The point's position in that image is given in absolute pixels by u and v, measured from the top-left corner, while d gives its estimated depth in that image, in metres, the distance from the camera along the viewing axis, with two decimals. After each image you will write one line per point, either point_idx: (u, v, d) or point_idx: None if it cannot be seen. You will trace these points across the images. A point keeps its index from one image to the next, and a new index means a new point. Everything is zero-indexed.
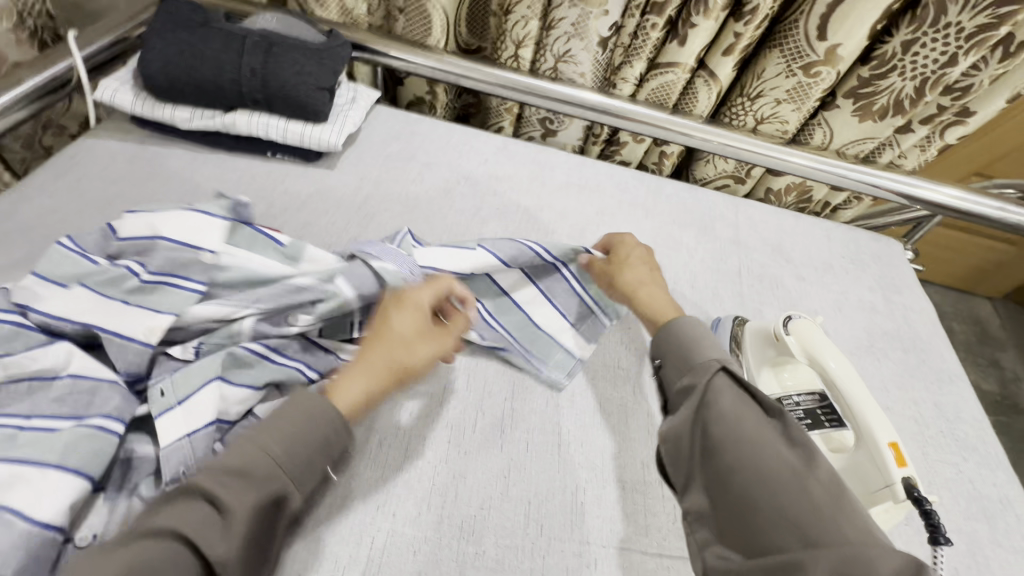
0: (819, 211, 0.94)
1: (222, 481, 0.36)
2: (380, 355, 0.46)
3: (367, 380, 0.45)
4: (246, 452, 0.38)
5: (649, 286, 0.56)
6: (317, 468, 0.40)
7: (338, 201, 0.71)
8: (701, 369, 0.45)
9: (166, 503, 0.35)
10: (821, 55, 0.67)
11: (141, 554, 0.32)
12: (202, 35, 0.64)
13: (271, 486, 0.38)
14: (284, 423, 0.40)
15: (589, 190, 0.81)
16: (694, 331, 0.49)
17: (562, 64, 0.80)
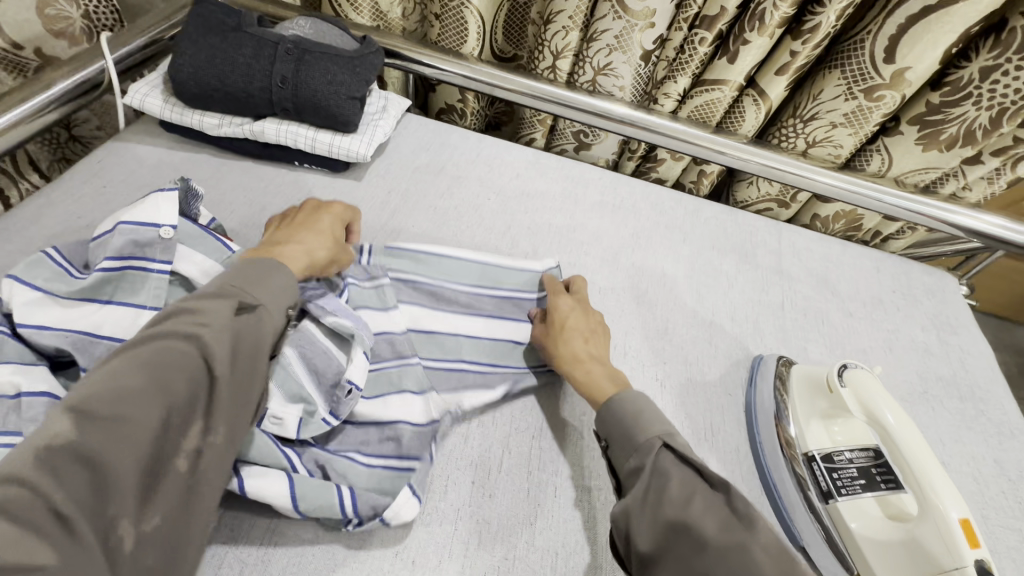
0: (868, 240, 0.89)
1: (201, 305, 0.36)
2: (311, 236, 0.54)
3: (311, 248, 0.52)
4: (217, 283, 0.39)
5: (590, 338, 0.55)
6: (280, 295, 0.41)
7: (365, 214, 0.68)
8: (645, 448, 0.43)
9: (156, 330, 0.34)
10: (886, 78, 0.62)
11: (135, 365, 0.32)
12: (232, 40, 0.62)
13: (242, 296, 0.38)
14: (247, 274, 0.41)
15: (624, 210, 0.77)
16: (634, 404, 0.47)
17: (601, 77, 0.77)
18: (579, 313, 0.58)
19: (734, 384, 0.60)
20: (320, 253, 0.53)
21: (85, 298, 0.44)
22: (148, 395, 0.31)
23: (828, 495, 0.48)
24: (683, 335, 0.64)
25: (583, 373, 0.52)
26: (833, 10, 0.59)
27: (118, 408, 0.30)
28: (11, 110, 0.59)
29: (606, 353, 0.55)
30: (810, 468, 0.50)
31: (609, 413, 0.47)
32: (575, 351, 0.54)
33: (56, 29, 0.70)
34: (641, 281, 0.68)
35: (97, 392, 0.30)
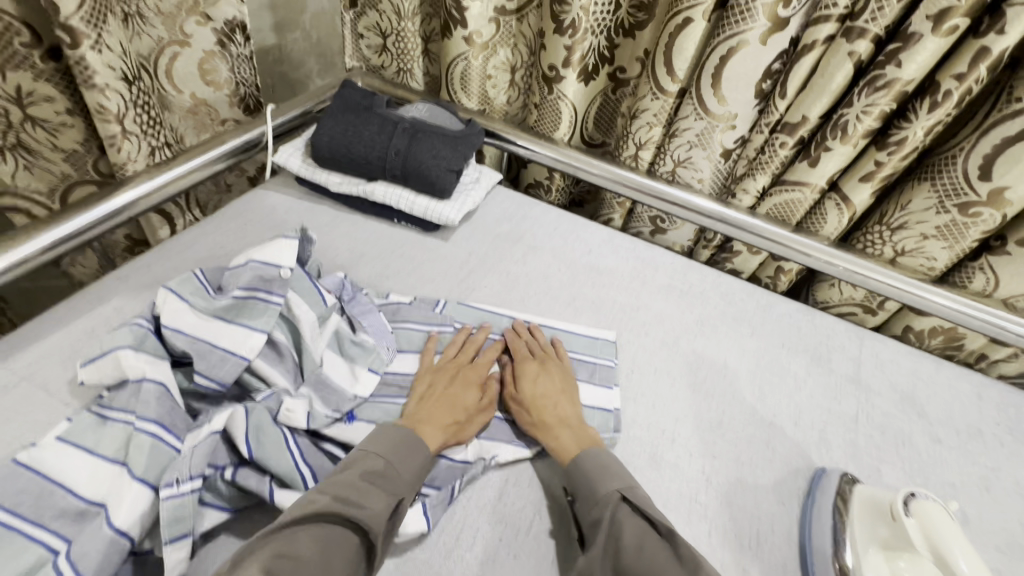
0: (972, 362, 0.80)
1: (364, 488, 0.44)
2: (451, 409, 0.56)
3: (435, 420, 0.54)
4: (377, 458, 0.47)
5: (559, 400, 0.58)
6: (417, 481, 0.49)
7: (446, 271, 0.76)
8: (604, 502, 0.47)
9: (342, 490, 0.43)
10: (983, 195, 0.60)
11: (311, 535, 0.39)
12: (365, 119, 0.76)
13: (397, 485, 0.46)
14: (404, 459, 0.48)
15: (691, 297, 0.78)
16: (598, 459, 0.51)
17: (681, 169, 0.81)
18: (542, 377, 0.60)
19: (789, 494, 0.56)
20: (449, 423, 0.54)
21: (215, 315, 0.53)
22: (324, 570, 0.38)
23: None
24: (738, 431, 0.61)
25: (550, 437, 0.55)
26: (919, 125, 0.59)
27: (308, 569, 0.37)
28: (191, 161, 0.76)
29: (577, 414, 0.58)
30: None
31: (578, 471, 0.51)
32: (547, 417, 0.57)
33: (207, 77, 0.83)
34: (699, 369, 0.68)
35: (294, 552, 0.37)
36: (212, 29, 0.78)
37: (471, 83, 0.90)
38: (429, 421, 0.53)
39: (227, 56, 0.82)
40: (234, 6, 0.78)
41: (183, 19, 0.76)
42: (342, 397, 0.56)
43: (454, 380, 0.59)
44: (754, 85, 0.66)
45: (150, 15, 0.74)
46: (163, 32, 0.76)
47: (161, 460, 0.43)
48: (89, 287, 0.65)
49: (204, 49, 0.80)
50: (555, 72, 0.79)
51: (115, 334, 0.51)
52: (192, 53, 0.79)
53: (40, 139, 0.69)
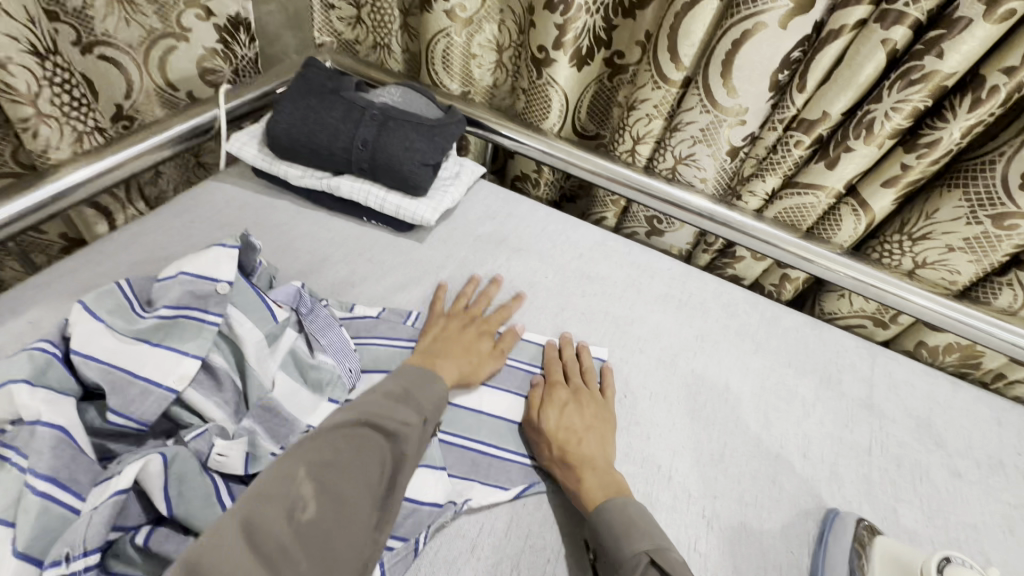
0: (987, 381, 0.74)
1: (389, 403, 0.43)
2: (458, 351, 0.56)
3: (444, 360, 0.54)
4: (395, 386, 0.46)
5: (588, 438, 0.51)
6: (439, 404, 0.47)
7: (419, 277, 0.68)
8: (631, 566, 0.40)
9: (365, 406, 0.41)
10: (1023, 206, 0.53)
11: (344, 438, 0.38)
12: (329, 103, 0.67)
13: (421, 407, 0.45)
14: (410, 378, 0.47)
15: (691, 308, 0.71)
16: (629, 513, 0.44)
17: (682, 166, 0.73)
18: (575, 411, 0.53)
19: (798, 540, 0.50)
20: (464, 360, 0.56)
21: (138, 338, 0.45)
22: (362, 476, 0.36)
23: None
24: (741, 465, 0.55)
25: (573, 479, 0.48)
26: (957, 126, 0.52)
27: (343, 473, 0.36)
28: (127, 150, 0.67)
29: (606, 454, 0.51)
30: None
31: (601, 524, 0.44)
32: (572, 456, 0.50)
33: (208, 77, 0.79)
34: (699, 392, 0.61)
35: (322, 465, 0.35)
36: (213, 25, 0.74)
37: (452, 64, 0.82)
38: (443, 359, 0.54)
39: (229, 57, 0.79)
40: (239, 2, 0.75)
41: (182, 11, 0.70)
42: (292, 428, 0.48)
43: (468, 326, 0.60)
44: (769, 75, 0.59)
45: (144, 2, 0.67)
46: (158, 24, 0.69)
47: (52, 526, 0.35)
48: (0, 296, 0.56)
49: (205, 46, 0.75)
50: (546, 54, 0.71)
51: (13, 359, 0.42)
52: (190, 48, 0.74)
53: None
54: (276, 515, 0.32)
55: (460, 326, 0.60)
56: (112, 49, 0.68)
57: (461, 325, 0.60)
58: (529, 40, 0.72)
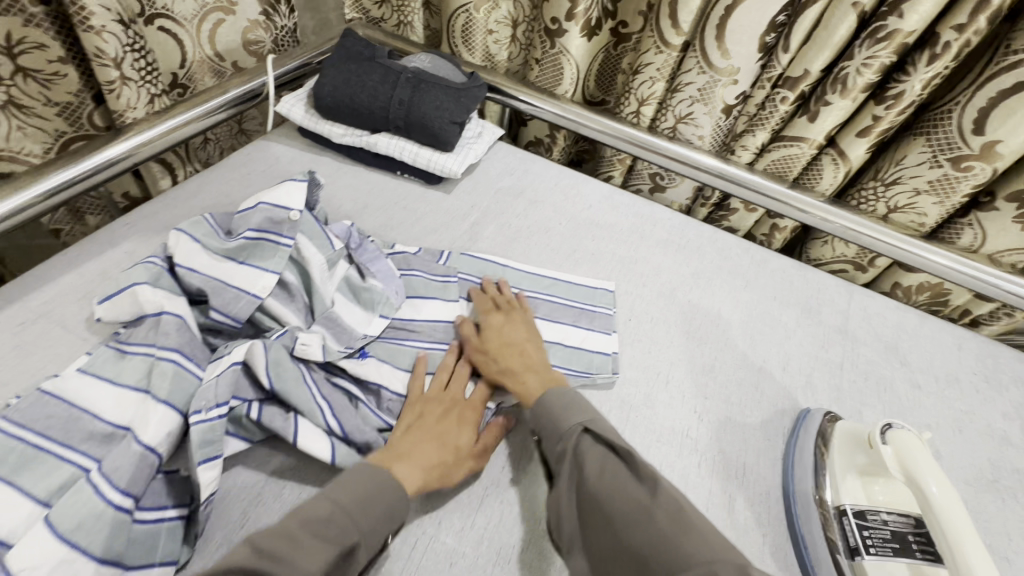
0: (955, 318, 0.83)
1: (311, 530, 0.38)
2: (432, 447, 0.49)
3: (413, 462, 0.47)
4: (328, 501, 0.41)
5: (526, 348, 0.59)
6: (378, 525, 0.42)
7: (448, 222, 0.77)
8: (568, 433, 0.48)
9: (273, 538, 0.36)
10: (976, 149, 0.61)
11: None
12: (368, 68, 0.76)
13: (350, 537, 0.39)
14: (357, 491, 0.42)
15: (688, 251, 0.80)
16: (564, 399, 0.51)
17: (682, 125, 0.82)
18: (515, 329, 0.60)
19: (774, 431, 0.60)
20: (432, 458, 0.48)
21: (227, 256, 0.55)
22: None
23: (854, 552, 0.47)
24: (728, 375, 0.64)
25: (515, 380, 0.55)
26: (918, 79, 0.60)
27: None
28: (187, 111, 0.76)
29: (544, 360, 0.58)
30: (840, 524, 0.49)
31: (541, 410, 0.51)
32: (512, 361, 0.57)
33: (250, 46, 0.89)
34: (693, 318, 0.70)
35: None
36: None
37: (472, 38, 0.90)
38: (407, 458, 0.47)
39: (269, 27, 0.90)
40: None
41: None
42: (351, 336, 0.57)
43: (447, 414, 0.52)
44: (757, 38, 0.67)
45: None
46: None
47: (185, 388, 0.45)
48: (98, 232, 0.66)
49: (248, 18, 0.85)
50: (558, 24, 0.79)
51: (131, 271, 0.52)
52: (236, 21, 0.83)
53: (35, 94, 0.67)
54: None
55: (437, 412, 0.52)
56: (170, 22, 0.75)
57: (436, 411, 0.52)
58: (543, 12, 0.80)
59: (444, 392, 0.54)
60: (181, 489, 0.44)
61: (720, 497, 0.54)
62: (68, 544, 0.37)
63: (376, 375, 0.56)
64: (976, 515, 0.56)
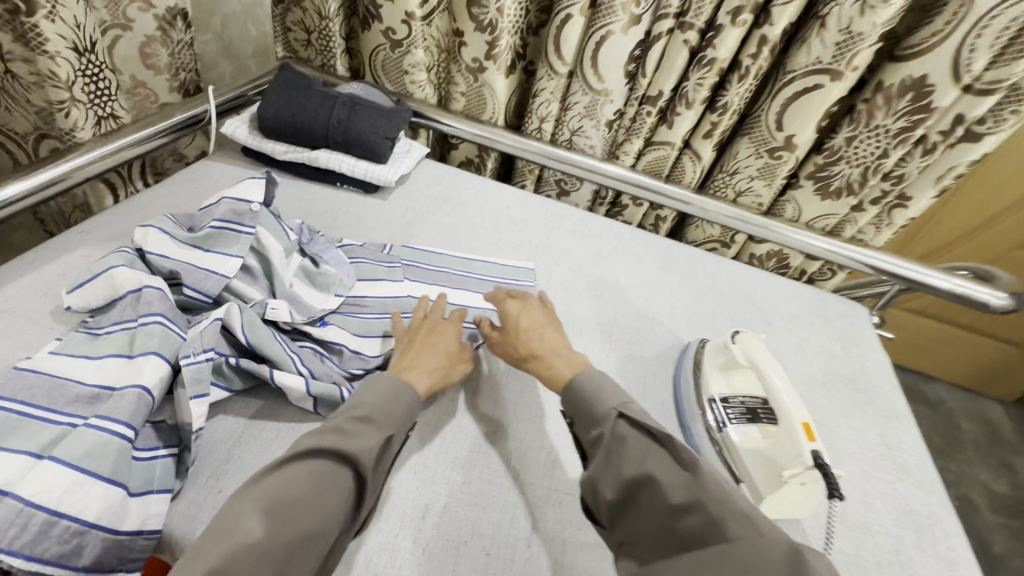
0: (798, 277, 1.06)
1: (356, 425, 0.49)
2: (430, 357, 0.61)
3: (422, 369, 0.59)
4: (364, 405, 0.51)
5: (546, 334, 0.66)
6: (399, 419, 0.52)
7: (387, 222, 0.89)
8: (604, 418, 0.51)
9: (325, 432, 0.47)
10: (781, 141, 0.84)
11: (308, 468, 0.44)
12: (307, 94, 0.87)
13: (382, 428, 0.50)
14: (373, 396, 0.52)
15: (591, 237, 0.97)
16: (593, 383, 0.55)
17: (576, 137, 1.00)
18: (530, 314, 0.68)
19: (665, 360, 0.76)
20: (433, 367, 0.60)
21: (193, 244, 0.62)
22: (310, 501, 0.43)
23: (720, 426, 0.62)
24: (628, 324, 0.80)
25: (545, 367, 0.61)
26: (735, 93, 0.83)
27: (292, 520, 0.41)
28: (130, 135, 0.81)
29: (559, 343, 0.65)
30: (711, 408, 0.64)
31: (575, 396, 0.55)
32: (536, 347, 0.64)
33: (148, 62, 0.86)
34: (598, 285, 0.86)
35: (274, 497, 0.41)
36: (154, 16, 0.82)
37: (391, 69, 1.04)
38: (416, 369, 0.59)
39: (167, 42, 0.86)
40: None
41: (127, 5, 0.78)
42: (311, 308, 0.66)
43: (431, 333, 0.64)
44: (622, 66, 0.87)
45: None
46: (104, 14, 0.77)
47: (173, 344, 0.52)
48: (48, 240, 0.69)
49: (147, 34, 0.83)
50: (479, 63, 0.96)
51: (105, 260, 0.58)
52: (135, 37, 0.82)
53: None
54: (226, 541, 0.38)
55: (423, 335, 0.64)
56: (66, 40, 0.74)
57: (421, 335, 0.64)
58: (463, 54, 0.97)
59: (421, 322, 0.66)
60: (171, 432, 0.51)
61: None
62: (77, 469, 0.43)
63: (337, 339, 0.65)
64: (811, 404, 0.75)
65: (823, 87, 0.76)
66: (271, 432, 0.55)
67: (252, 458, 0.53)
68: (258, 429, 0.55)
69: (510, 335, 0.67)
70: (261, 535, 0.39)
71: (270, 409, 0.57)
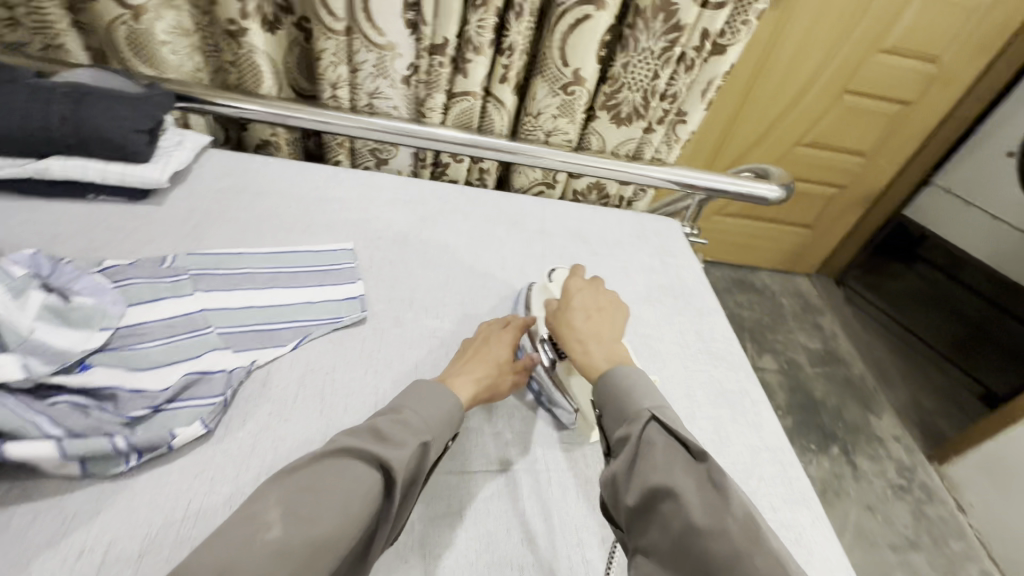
0: (620, 203, 1.13)
1: (376, 436, 0.49)
2: (477, 367, 0.62)
3: (463, 380, 0.60)
4: (414, 410, 0.53)
5: (594, 315, 0.65)
6: (444, 423, 0.54)
7: (167, 230, 0.76)
8: (635, 421, 0.51)
9: (352, 436, 0.49)
10: (570, 76, 0.86)
11: (336, 468, 0.46)
12: (8, 89, 0.69)
13: (421, 435, 0.51)
14: (427, 402, 0.54)
15: (414, 202, 0.93)
16: (621, 382, 0.55)
17: (375, 100, 0.93)
18: (577, 296, 0.67)
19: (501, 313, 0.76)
20: (483, 378, 0.62)
21: None
22: (338, 500, 0.43)
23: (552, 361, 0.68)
24: (460, 285, 0.79)
25: (581, 351, 0.61)
26: (517, 32, 0.83)
27: (314, 518, 0.42)
28: None
29: (607, 323, 0.64)
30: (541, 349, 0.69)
31: (609, 388, 0.55)
32: (574, 325, 0.64)
33: None
34: (427, 251, 0.83)
35: (305, 494, 0.43)
36: None
37: (144, 48, 0.86)
38: (460, 379, 0.60)
39: None
40: None
41: None
42: (67, 352, 0.54)
43: (486, 341, 0.66)
44: (400, 16, 0.82)
45: None
46: None
47: None
48: None
49: None
50: (237, 25, 0.83)
51: None
52: None
53: None
54: (244, 535, 0.39)
55: (478, 344, 0.66)
56: None
57: (477, 344, 0.66)
58: (218, 16, 0.84)
59: (480, 331, 0.68)
60: None
61: None
62: None
63: (102, 382, 0.53)
64: (639, 319, 0.81)
65: (592, 17, 0.79)
66: (26, 516, 0.46)
67: (1, 556, 0.43)
68: (5, 518, 0.45)
69: (556, 312, 0.66)
70: (280, 531, 0.40)
71: (22, 488, 0.47)
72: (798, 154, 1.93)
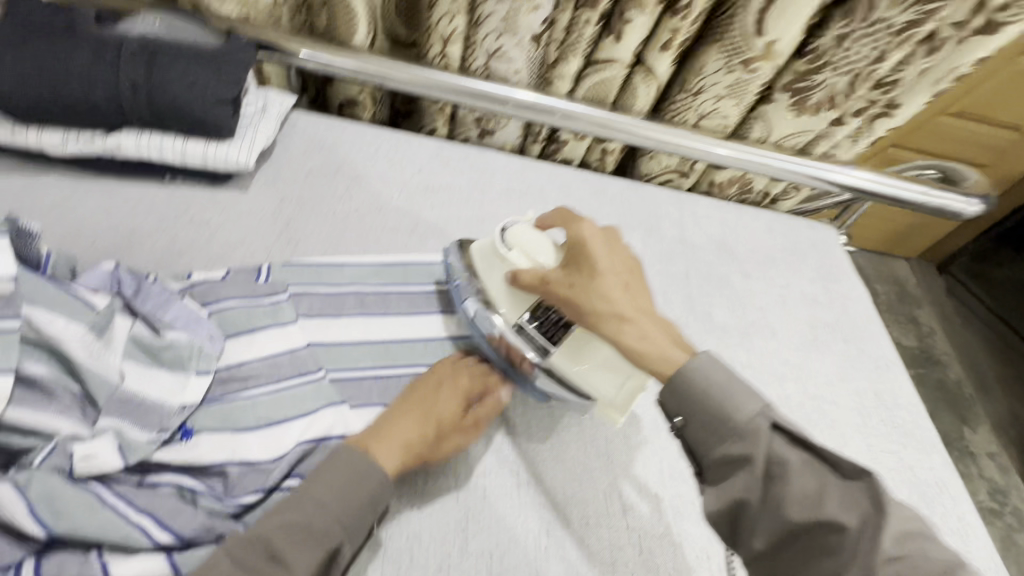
0: (760, 202, 0.94)
1: (245, 549, 0.39)
2: (416, 424, 0.48)
3: (390, 442, 0.46)
4: (313, 498, 0.41)
5: (630, 284, 0.48)
6: (361, 515, 0.42)
7: (258, 226, 0.63)
8: (752, 434, 0.39)
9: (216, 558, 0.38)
10: (760, 50, 0.65)
11: None
12: (69, 44, 0.54)
13: (323, 542, 0.40)
14: (329, 483, 0.42)
15: (532, 196, 0.77)
16: (708, 377, 0.42)
17: (494, 61, 0.75)
18: (603, 253, 0.49)
19: None
20: (414, 439, 0.48)
21: None
22: None
23: (545, 350, 0.52)
24: None
25: (650, 339, 0.45)
26: None
27: None
28: None
29: (645, 300, 0.48)
30: (521, 336, 0.53)
31: (690, 393, 0.42)
32: (642, 300, 0.47)
33: None
34: None
35: None
36: None
37: None
38: (371, 438, 0.46)
39: None
40: None
41: None
42: (161, 412, 0.45)
43: (435, 386, 0.52)
44: None
45: None
46: None
47: None
48: None
49: None
50: None
51: None
52: None
53: None
54: None
55: (417, 392, 0.51)
56: None
57: (414, 393, 0.51)
58: None
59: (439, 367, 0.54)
60: None
61: (616, 438, 0.56)
62: None
63: (210, 457, 0.45)
64: (806, 372, 0.67)
65: None
66: None
67: None
68: None
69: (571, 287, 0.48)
70: None
71: None
72: (941, 125, 1.63)
